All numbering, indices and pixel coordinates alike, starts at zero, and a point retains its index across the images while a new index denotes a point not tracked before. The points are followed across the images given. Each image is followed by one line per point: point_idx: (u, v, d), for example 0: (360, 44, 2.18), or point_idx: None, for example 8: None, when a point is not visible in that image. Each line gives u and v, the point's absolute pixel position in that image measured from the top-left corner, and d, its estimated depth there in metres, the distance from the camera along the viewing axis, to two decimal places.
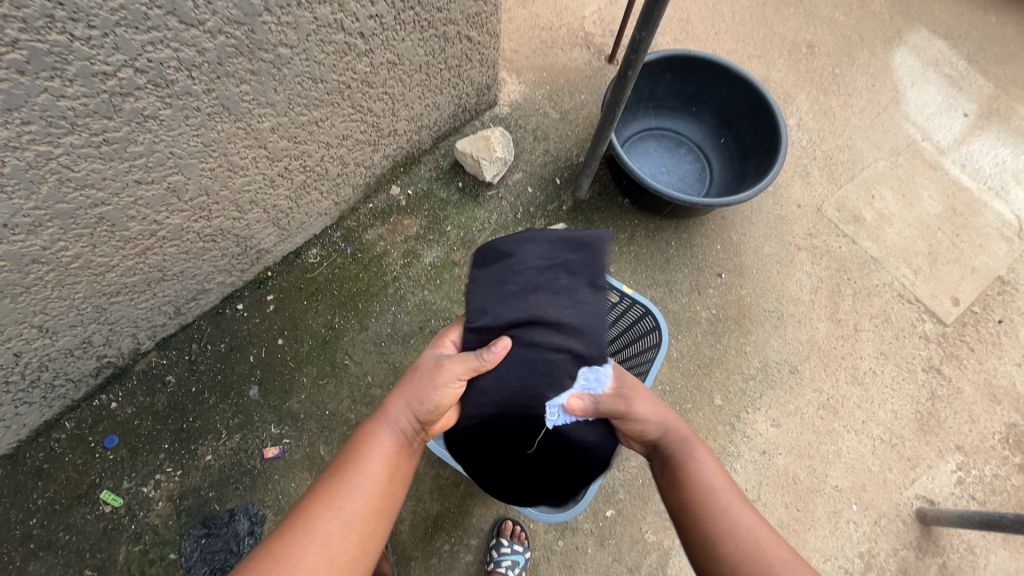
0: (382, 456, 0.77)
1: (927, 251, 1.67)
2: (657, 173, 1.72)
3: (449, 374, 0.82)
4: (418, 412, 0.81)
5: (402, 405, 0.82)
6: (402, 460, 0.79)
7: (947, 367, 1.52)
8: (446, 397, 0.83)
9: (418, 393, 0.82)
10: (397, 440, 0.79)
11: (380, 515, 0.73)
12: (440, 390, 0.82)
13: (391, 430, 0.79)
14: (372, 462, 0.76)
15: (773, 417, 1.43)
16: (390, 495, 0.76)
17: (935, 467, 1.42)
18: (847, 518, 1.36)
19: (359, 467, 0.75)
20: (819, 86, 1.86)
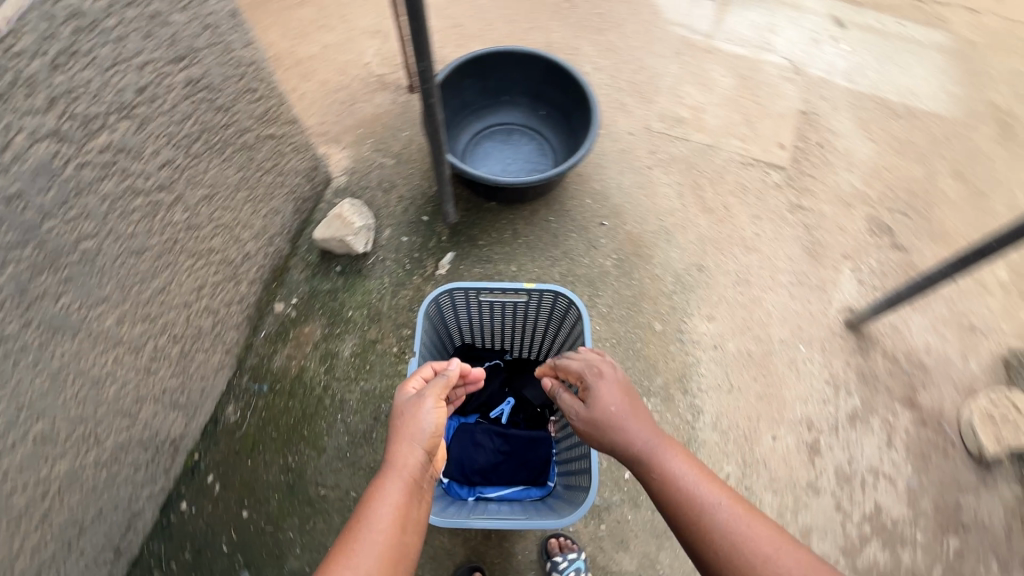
0: (396, 501, 0.75)
1: (741, 118, 1.91)
2: (506, 167, 1.80)
3: (429, 404, 0.86)
4: (421, 447, 0.81)
5: (407, 445, 0.82)
6: (417, 502, 0.77)
7: (803, 200, 1.76)
8: (439, 417, 0.86)
9: (414, 428, 0.83)
10: (409, 483, 0.78)
11: (398, 562, 0.71)
12: (430, 414, 0.85)
13: (401, 469, 0.79)
14: (382, 515, 0.73)
15: (706, 314, 1.57)
16: (407, 542, 0.73)
17: (839, 281, 1.64)
18: (803, 360, 1.51)
19: (367, 521, 0.72)
20: (593, 30, 2.05)
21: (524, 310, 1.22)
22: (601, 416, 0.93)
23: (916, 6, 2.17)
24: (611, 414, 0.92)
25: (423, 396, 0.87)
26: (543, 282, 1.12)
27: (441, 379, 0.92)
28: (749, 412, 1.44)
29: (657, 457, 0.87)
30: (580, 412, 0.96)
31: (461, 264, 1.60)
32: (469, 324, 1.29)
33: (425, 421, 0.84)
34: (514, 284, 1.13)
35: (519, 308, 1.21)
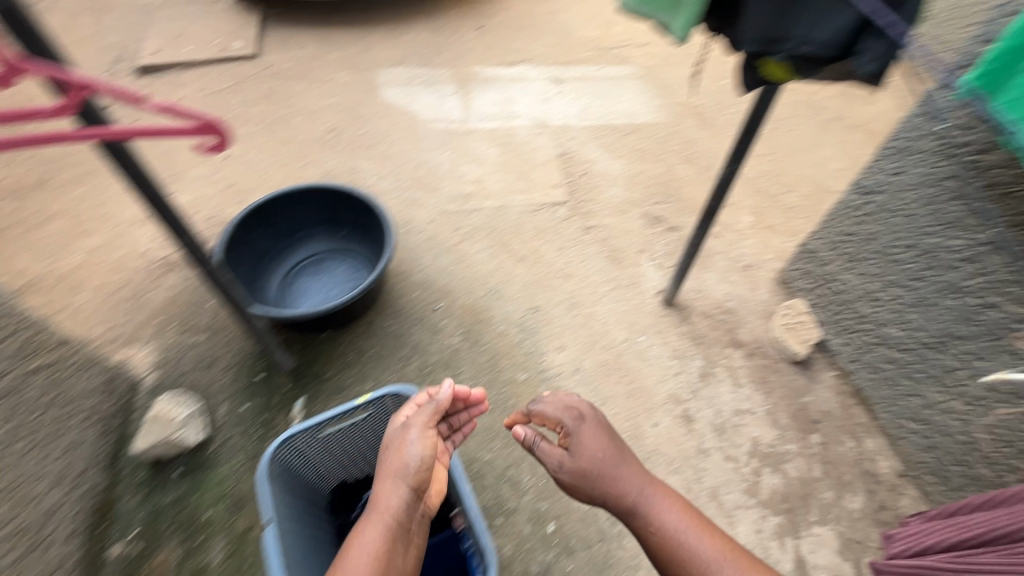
0: (374, 542, 0.88)
1: (515, 176, 2.19)
2: (328, 294, 1.80)
3: (411, 441, 0.98)
4: (404, 487, 0.94)
5: (393, 482, 0.94)
6: (395, 545, 0.90)
7: (590, 221, 2.04)
8: (422, 450, 0.97)
9: (401, 464, 0.96)
10: (387, 524, 0.91)
11: None
12: (415, 449, 0.97)
13: (382, 511, 0.92)
14: (362, 554, 0.87)
15: (557, 345, 1.70)
16: None
17: (644, 271, 1.90)
18: (648, 347, 1.70)
19: (347, 564, 0.86)
20: (363, 148, 2.30)
21: (375, 424, 1.23)
22: (588, 465, 1.01)
23: (604, 53, 2.76)
24: (601, 466, 1.01)
25: (410, 428, 1.00)
26: (375, 391, 1.16)
27: (431, 405, 1.03)
28: (627, 412, 1.56)
29: (648, 508, 0.98)
30: (564, 465, 1.03)
31: (314, 405, 1.54)
32: (329, 462, 1.25)
33: (410, 455, 0.96)
34: (349, 405, 1.15)
35: (370, 424, 1.22)
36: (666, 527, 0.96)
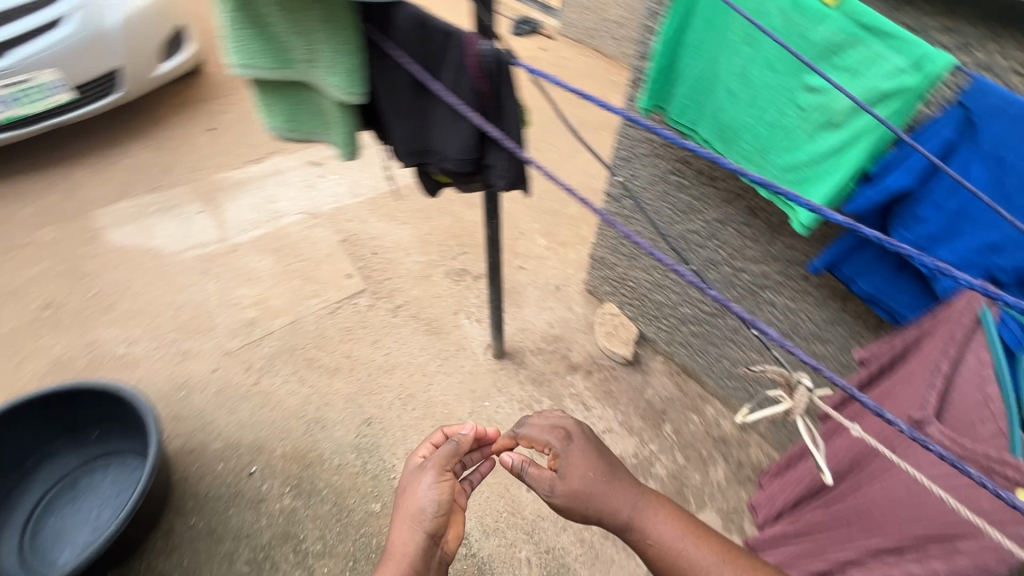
0: None
1: (301, 279, 1.97)
2: (99, 520, 1.39)
3: (425, 483, 0.90)
4: (422, 530, 0.86)
5: (408, 526, 0.86)
6: None
7: (397, 300, 1.92)
8: (439, 493, 0.89)
9: (416, 504, 0.88)
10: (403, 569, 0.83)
11: None
12: (430, 490, 0.89)
13: (396, 555, 0.84)
14: None
15: (405, 451, 1.53)
16: None
17: (467, 330, 1.83)
18: (495, 410, 1.63)
19: None
20: (100, 313, 1.86)
21: None
22: (579, 486, 0.85)
23: None
24: (593, 484, 0.85)
25: (428, 468, 0.92)
26: None
27: (450, 445, 0.96)
28: (498, 487, 1.46)
29: (639, 525, 0.82)
30: (557, 487, 0.87)
31: None
32: None
33: (425, 495, 0.89)
34: None
35: None
36: (664, 543, 0.80)
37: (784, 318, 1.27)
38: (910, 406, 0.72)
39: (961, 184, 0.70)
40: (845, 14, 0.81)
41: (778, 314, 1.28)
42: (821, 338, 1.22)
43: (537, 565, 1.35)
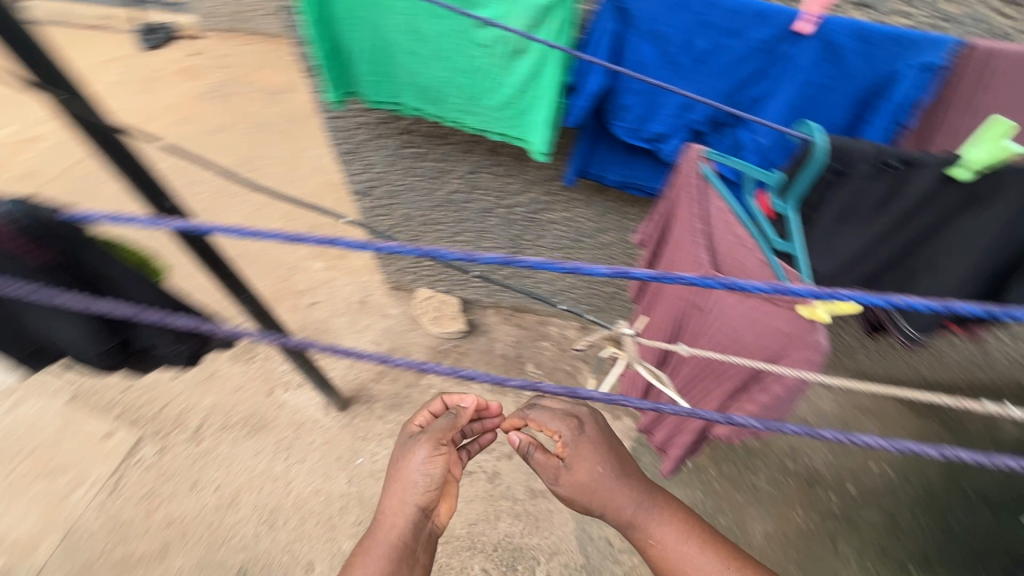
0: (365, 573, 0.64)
1: (43, 476, 1.44)
2: None
3: (416, 459, 0.71)
4: (413, 502, 0.69)
5: (397, 497, 0.69)
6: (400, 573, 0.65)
7: (190, 421, 1.54)
8: (434, 471, 0.70)
9: (406, 478, 0.70)
10: (390, 554, 0.65)
11: None
12: (423, 466, 0.70)
13: (383, 531, 0.67)
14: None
15: (304, 568, 1.30)
16: None
17: (295, 402, 1.58)
18: (373, 461, 1.47)
19: None
20: None
21: None
22: (591, 485, 0.71)
23: None
24: (603, 482, 0.71)
25: (424, 439, 0.72)
26: None
27: (451, 416, 0.77)
28: None
29: (642, 524, 0.70)
30: (564, 481, 0.72)
31: None
32: None
33: (416, 470, 0.70)
34: None
35: None
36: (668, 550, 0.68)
37: (569, 229, 1.34)
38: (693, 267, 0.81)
39: (640, 79, 0.72)
40: None
41: (563, 227, 1.34)
42: (604, 230, 1.32)
43: (494, 569, 1.29)
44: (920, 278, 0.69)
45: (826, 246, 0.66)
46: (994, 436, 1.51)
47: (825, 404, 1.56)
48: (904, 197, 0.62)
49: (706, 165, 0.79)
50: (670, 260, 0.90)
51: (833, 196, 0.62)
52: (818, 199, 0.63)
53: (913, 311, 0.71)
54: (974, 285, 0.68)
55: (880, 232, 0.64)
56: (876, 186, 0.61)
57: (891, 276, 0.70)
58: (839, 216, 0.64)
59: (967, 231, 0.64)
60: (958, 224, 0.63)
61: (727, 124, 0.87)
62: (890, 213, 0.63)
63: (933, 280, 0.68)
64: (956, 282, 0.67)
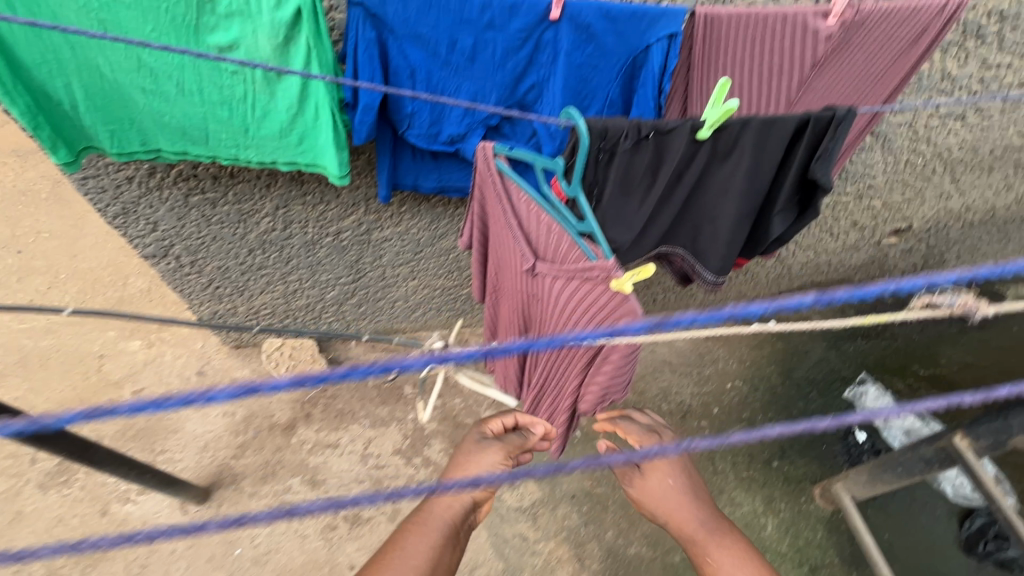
0: (431, 536, 0.64)
1: None
2: None
3: (488, 458, 0.73)
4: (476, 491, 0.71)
5: (465, 477, 0.71)
6: (450, 549, 0.65)
7: None
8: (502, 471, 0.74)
9: (478, 467, 0.72)
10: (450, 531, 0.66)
11: None
12: (491, 463, 0.73)
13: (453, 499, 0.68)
14: (420, 540, 0.63)
15: None
16: None
17: (140, 514, 1.33)
18: (255, 547, 1.30)
19: (408, 543, 0.63)
20: None
21: None
22: (664, 493, 0.72)
23: None
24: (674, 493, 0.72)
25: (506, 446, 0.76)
26: None
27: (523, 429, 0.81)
28: None
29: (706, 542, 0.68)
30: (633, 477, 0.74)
31: None
32: None
33: (487, 465, 0.73)
34: None
35: None
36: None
37: (406, 242, 1.28)
38: (522, 259, 0.82)
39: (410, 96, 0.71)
40: None
41: (398, 241, 1.27)
42: (441, 235, 1.27)
43: None
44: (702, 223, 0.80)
45: (618, 216, 0.73)
46: (808, 330, 1.78)
47: (681, 343, 1.72)
48: (667, 163, 0.68)
49: (501, 159, 0.77)
50: (500, 255, 0.92)
51: (608, 172, 0.66)
52: (597, 178, 0.67)
53: (704, 250, 0.84)
54: (742, 222, 0.79)
55: (656, 194, 0.72)
56: (641, 156, 0.67)
57: (680, 227, 0.82)
58: (619, 185, 0.69)
59: (723, 179, 0.72)
60: (714, 175, 0.71)
61: (516, 115, 0.88)
62: (659, 178, 0.69)
63: (711, 225, 0.80)
64: (727, 223, 0.78)
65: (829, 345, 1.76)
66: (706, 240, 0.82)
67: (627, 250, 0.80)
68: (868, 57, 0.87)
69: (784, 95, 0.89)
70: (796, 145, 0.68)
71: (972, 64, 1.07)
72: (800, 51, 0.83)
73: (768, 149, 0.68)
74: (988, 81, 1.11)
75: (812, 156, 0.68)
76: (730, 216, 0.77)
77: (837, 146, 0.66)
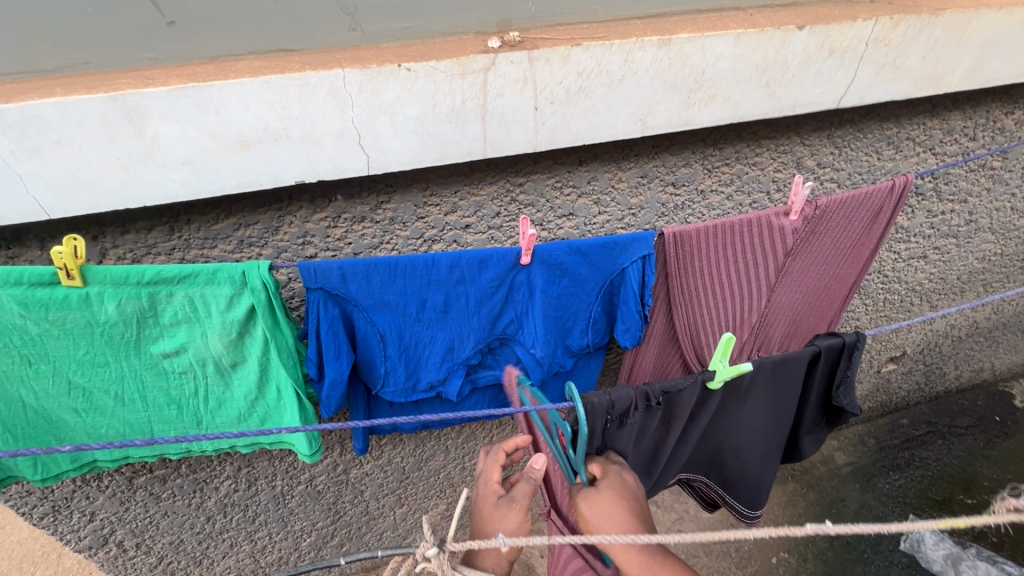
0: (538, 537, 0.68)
1: None
2: None
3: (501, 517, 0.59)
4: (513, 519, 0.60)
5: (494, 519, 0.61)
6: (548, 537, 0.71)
7: None
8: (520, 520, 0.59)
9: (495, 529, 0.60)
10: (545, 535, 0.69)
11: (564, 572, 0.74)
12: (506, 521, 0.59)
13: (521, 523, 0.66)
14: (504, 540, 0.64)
15: None
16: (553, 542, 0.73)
17: None
18: None
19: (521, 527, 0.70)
20: None
21: None
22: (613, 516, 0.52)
23: None
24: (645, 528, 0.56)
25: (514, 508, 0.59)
26: None
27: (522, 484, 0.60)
28: None
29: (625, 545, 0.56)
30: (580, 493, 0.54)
31: None
32: None
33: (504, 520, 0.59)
34: None
35: None
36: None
37: (390, 472, 1.14)
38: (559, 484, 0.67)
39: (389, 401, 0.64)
40: (105, 284, 0.57)
41: (381, 472, 1.13)
42: (428, 457, 1.14)
43: None
44: (725, 457, 0.74)
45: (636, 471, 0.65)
46: (836, 472, 1.65)
47: (707, 514, 1.54)
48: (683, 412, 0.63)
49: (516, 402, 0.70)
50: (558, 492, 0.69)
51: (619, 438, 0.60)
52: (607, 445, 0.60)
53: (735, 478, 0.76)
54: (770, 457, 0.74)
55: (672, 446, 0.65)
56: (654, 418, 0.61)
57: (703, 459, 0.75)
58: (633, 443, 0.62)
59: (741, 417, 0.69)
60: (731, 414, 0.68)
61: (498, 346, 0.82)
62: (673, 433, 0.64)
63: (734, 457, 0.74)
64: (754, 456, 0.73)
65: (863, 486, 1.62)
66: (732, 471, 0.76)
67: (646, 494, 0.73)
68: (834, 239, 0.88)
69: (762, 282, 0.88)
70: (814, 371, 0.69)
71: (919, 215, 1.12)
72: (771, 246, 0.83)
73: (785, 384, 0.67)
74: (938, 225, 1.16)
75: (830, 382, 0.70)
76: (755, 448, 0.72)
77: (853, 372, 0.69)
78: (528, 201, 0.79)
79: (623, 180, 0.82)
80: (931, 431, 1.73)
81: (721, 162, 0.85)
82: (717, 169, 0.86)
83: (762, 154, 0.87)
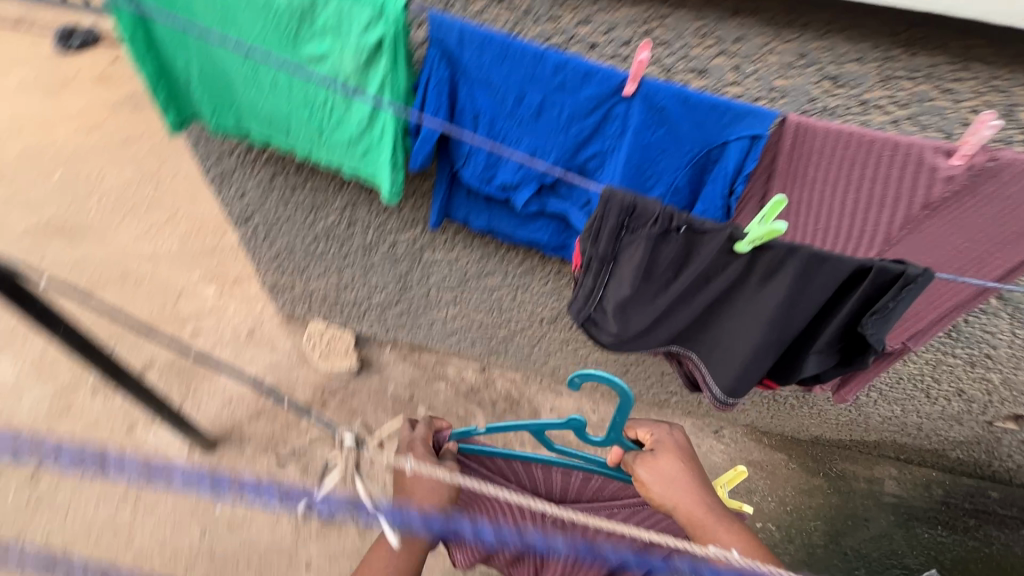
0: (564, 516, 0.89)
1: None
2: None
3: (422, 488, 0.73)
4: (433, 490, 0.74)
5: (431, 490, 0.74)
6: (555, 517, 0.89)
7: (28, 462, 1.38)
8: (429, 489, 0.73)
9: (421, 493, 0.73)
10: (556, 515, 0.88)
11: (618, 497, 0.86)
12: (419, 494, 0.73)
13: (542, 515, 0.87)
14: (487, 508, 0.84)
15: None
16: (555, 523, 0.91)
17: (151, 442, 1.45)
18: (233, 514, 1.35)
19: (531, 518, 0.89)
20: None
21: None
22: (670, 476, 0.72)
23: None
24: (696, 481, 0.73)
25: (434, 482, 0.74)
26: None
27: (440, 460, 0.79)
28: None
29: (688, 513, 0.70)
30: (639, 459, 0.74)
31: None
32: None
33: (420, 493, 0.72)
34: None
35: None
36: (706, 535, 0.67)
37: (453, 269, 1.29)
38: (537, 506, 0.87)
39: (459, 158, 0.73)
40: None
41: (446, 266, 1.29)
42: (487, 272, 1.27)
43: None
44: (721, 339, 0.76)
45: (631, 301, 0.71)
46: (877, 497, 1.52)
47: (715, 458, 1.54)
48: (697, 261, 0.64)
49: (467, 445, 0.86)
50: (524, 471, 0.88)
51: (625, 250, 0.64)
52: (613, 254, 0.65)
53: (721, 361, 0.79)
54: (766, 355, 0.73)
55: (673, 293, 0.69)
56: (668, 248, 0.64)
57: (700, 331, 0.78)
58: (640, 272, 0.66)
59: (754, 300, 0.67)
60: (740, 291, 0.67)
61: (574, 179, 0.85)
62: (682, 276, 0.66)
63: (728, 342, 0.76)
64: (748, 346, 0.73)
65: (896, 521, 1.48)
66: (721, 353, 0.78)
67: (636, 338, 0.79)
68: (999, 212, 0.73)
69: (880, 228, 0.78)
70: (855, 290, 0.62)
71: None
72: (909, 190, 0.72)
73: (811, 288, 0.63)
74: None
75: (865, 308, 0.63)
76: (750, 336, 0.72)
77: (897, 308, 0.61)
78: (663, 39, 0.75)
79: (776, 52, 0.73)
80: (1019, 517, 1.49)
81: (904, 73, 0.72)
82: (896, 80, 0.73)
83: (964, 81, 0.71)
